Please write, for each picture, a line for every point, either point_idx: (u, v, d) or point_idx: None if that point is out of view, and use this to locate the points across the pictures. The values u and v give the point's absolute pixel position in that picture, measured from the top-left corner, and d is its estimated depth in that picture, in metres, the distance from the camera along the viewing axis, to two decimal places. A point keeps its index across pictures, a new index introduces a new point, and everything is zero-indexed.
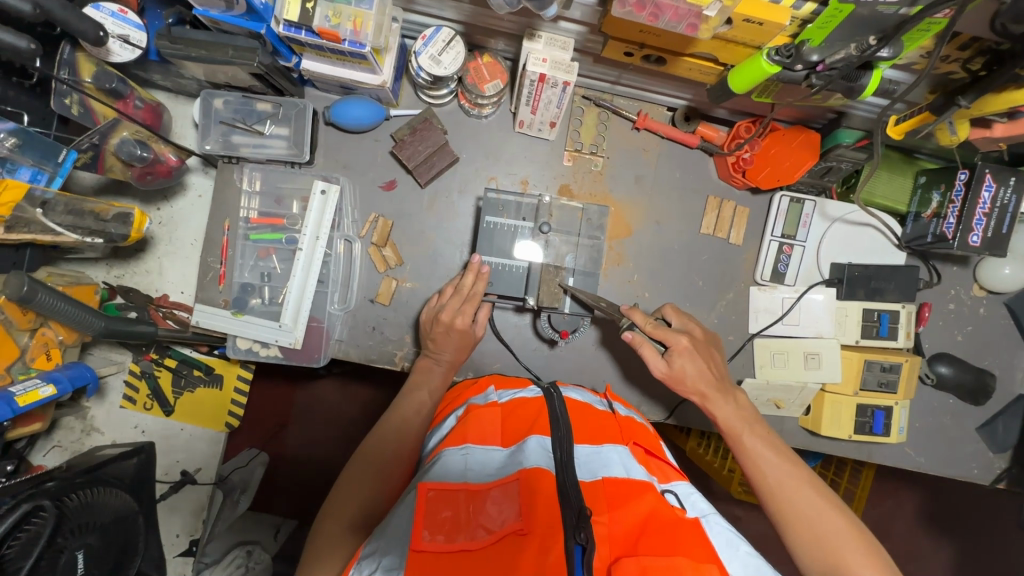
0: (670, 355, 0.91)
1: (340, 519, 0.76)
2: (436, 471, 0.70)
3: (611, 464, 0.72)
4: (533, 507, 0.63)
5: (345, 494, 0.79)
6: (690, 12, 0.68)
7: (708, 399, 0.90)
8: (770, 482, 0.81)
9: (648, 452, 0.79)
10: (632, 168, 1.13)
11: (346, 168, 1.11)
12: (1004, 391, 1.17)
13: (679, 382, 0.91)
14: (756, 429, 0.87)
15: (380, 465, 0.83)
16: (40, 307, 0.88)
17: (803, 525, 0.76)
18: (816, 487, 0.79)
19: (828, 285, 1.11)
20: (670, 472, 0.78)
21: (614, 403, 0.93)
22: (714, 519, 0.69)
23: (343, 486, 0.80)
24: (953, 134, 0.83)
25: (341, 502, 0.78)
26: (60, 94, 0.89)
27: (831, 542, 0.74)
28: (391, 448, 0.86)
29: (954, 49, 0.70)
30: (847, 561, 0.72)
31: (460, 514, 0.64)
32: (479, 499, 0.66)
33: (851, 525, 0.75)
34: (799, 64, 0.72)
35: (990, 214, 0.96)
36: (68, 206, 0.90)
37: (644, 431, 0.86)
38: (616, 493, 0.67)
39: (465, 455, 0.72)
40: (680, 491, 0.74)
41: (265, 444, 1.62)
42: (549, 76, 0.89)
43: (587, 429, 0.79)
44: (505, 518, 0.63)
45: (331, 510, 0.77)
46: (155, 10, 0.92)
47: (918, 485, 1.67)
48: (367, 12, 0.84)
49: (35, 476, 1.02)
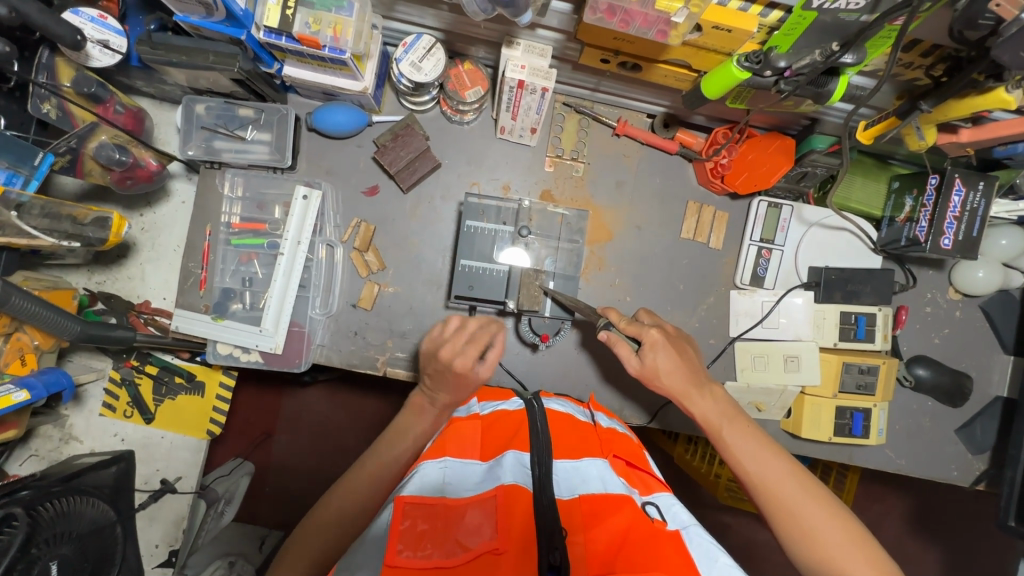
0: (642, 350, 0.90)
1: (318, 540, 0.77)
2: (417, 483, 0.69)
3: (590, 480, 0.72)
4: (508, 523, 0.63)
5: (325, 513, 0.80)
6: (659, 18, 0.70)
7: (686, 398, 0.89)
8: (757, 481, 0.81)
9: (630, 464, 0.78)
10: (613, 173, 1.15)
11: (329, 173, 1.11)
12: (981, 393, 1.18)
13: (653, 377, 0.91)
14: (737, 424, 0.87)
15: (368, 480, 0.83)
16: (14, 310, 0.87)
17: (794, 524, 0.76)
18: (801, 479, 0.80)
19: (806, 288, 1.12)
20: (653, 483, 0.77)
21: (596, 414, 0.93)
22: (695, 531, 0.68)
23: (324, 503, 0.81)
24: (921, 138, 0.84)
25: (321, 520, 0.79)
26: (37, 98, 0.89)
27: (821, 538, 0.75)
28: (376, 462, 0.85)
29: (918, 55, 0.73)
30: (839, 557, 0.73)
31: (439, 526, 0.64)
32: (457, 513, 0.65)
33: (839, 516, 0.76)
34: (768, 69, 0.73)
35: (961, 218, 0.98)
36: (44, 209, 0.90)
37: (626, 441, 0.86)
38: (592, 509, 0.67)
39: (446, 466, 0.72)
40: (662, 502, 0.73)
41: (248, 453, 1.60)
42: (528, 82, 0.90)
43: (567, 443, 0.79)
44: (481, 532, 0.63)
45: (309, 528, 0.79)
46: (137, 16, 0.93)
47: (903, 490, 1.68)
48: (347, 19, 0.86)
49: (9, 485, 1.00)
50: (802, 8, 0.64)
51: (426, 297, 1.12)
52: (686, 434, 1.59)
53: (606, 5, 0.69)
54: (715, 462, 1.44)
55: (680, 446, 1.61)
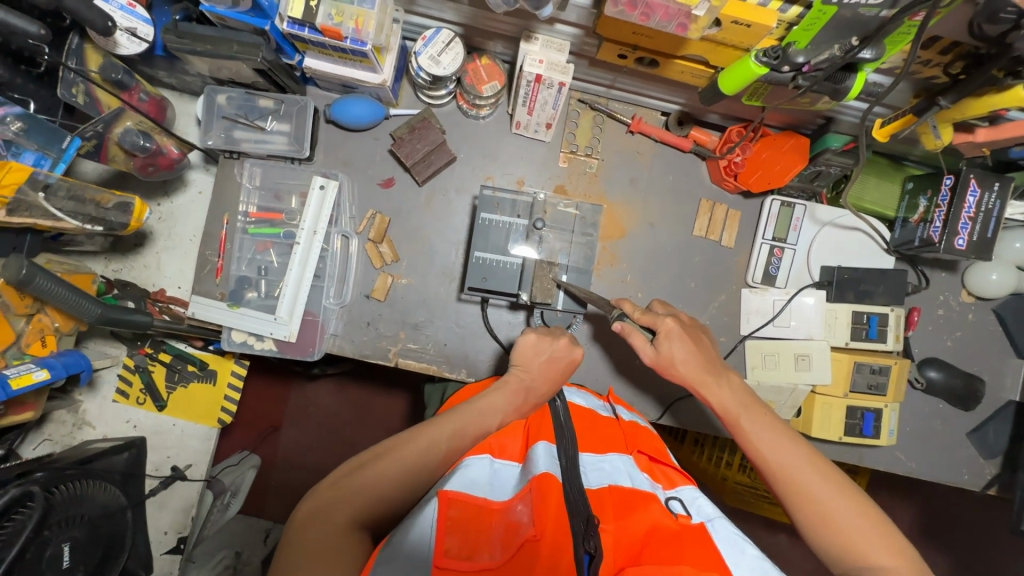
0: (657, 339, 0.92)
1: (342, 511, 0.65)
2: (454, 479, 0.70)
3: (615, 474, 0.73)
4: (545, 513, 0.64)
5: (351, 484, 0.68)
6: (680, 11, 0.70)
7: (702, 387, 0.90)
8: (775, 468, 0.80)
9: (653, 458, 0.80)
10: (626, 170, 1.15)
11: (346, 165, 1.12)
12: (994, 397, 1.17)
13: (669, 365, 0.92)
14: (754, 413, 0.86)
15: (412, 458, 0.72)
16: (37, 290, 0.88)
17: (814, 511, 0.76)
18: (820, 466, 0.79)
19: (818, 287, 1.13)
20: (676, 477, 0.77)
21: (617, 408, 0.95)
22: (721, 523, 0.67)
23: (354, 472, 0.69)
24: (938, 138, 0.83)
25: (348, 489, 0.67)
26: (67, 83, 0.91)
27: (841, 525, 0.74)
28: (422, 441, 0.74)
29: (937, 53, 0.73)
30: (859, 543, 0.73)
31: (479, 522, 0.65)
32: (498, 516, 0.66)
33: (860, 502, 0.75)
34: (786, 65, 0.74)
35: (976, 219, 0.98)
36: (70, 192, 0.92)
37: (648, 434, 0.87)
38: (623, 501, 0.68)
39: (486, 469, 0.75)
40: (685, 495, 0.73)
41: (257, 444, 1.61)
42: (545, 77, 0.92)
43: (593, 438, 0.81)
44: (521, 527, 0.65)
45: (332, 493, 0.67)
46: (163, 6, 0.95)
47: (913, 496, 1.67)
48: (370, 11, 0.87)
49: (25, 466, 1.02)
50: (822, 3, 0.65)
51: (439, 290, 1.12)
52: (693, 435, 1.59)
53: None
54: (723, 463, 1.44)
55: (687, 447, 1.61)
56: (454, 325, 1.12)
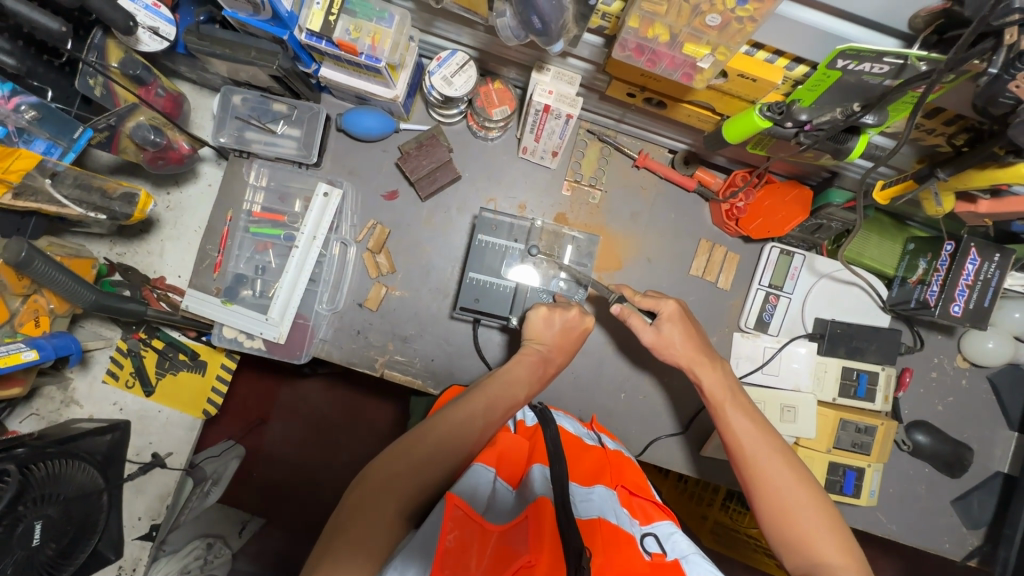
0: (658, 321, 0.95)
1: (386, 504, 0.66)
2: (460, 487, 0.72)
3: (604, 507, 0.72)
4: (540, 535, 0.62)
5: (398, 469, 0.69)
6: (686, 62, 0.72)
7: (698, 367, 0.92)
8: (746, 453, 0.82)
9: (632, 492, 0.78)
10: (629, 205, 1.16)
11: (352, 173, 1.14)
12: (982, 467, 1.16)
13: (667, 347, 0.95)
14: (740, 401, 0.88)
15: (450, 448, 0.74)
16: (36, 274, 0.90)
17: (775, 500, 0.77)
18: (789, 460, 0.80)
19: (810, 338, 1.12)
20: (654, 512, 0.75)
21: (601, 436, 0.94)
22: (696, 560, 0.66)
23: (397, 457, 0.71)
24: (938, 205, 0.85)
25: (392, 477, 0.68)
26: (86, 75, 0.95)
27: (798, 518, 0.74)
28: (459, 419, 0.77)
29: (941, 123, 0.73)
30: (810, 538, 0.73)
31: (472, 542, 0.63)
32: (493, 536, 0.65)
33: (820, 503, 0.76)
34: (789, 121, 0.74)
35: (973, 287, 0.97)
36: (77, 180, 0.94)
37: (632, 467, 0.85)
38: (611, 538, 0.66)
39: (489, 485, 0.74)
40: (662, 531, 0.71)
41: (241, 437, 1.63)
42: (553, 107, 0.92)
43: (580, 469, 0.80)
44: (514, 552, 0.63)
45: (374, 485, 0.67)
46: (189, 7, 0.98)
47: (896, 555, 1.64)
48: (386, 29, 0.90)
49: (7, 440, 1.02)
50: (827, 67, 0.64)
51: (431, 305, 1.13)
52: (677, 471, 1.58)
53: (636, 44, 0.72)
54: (705, 502, 1.45)
55: (670, 482, 1.59)
56: (443, 342, 1.12)
